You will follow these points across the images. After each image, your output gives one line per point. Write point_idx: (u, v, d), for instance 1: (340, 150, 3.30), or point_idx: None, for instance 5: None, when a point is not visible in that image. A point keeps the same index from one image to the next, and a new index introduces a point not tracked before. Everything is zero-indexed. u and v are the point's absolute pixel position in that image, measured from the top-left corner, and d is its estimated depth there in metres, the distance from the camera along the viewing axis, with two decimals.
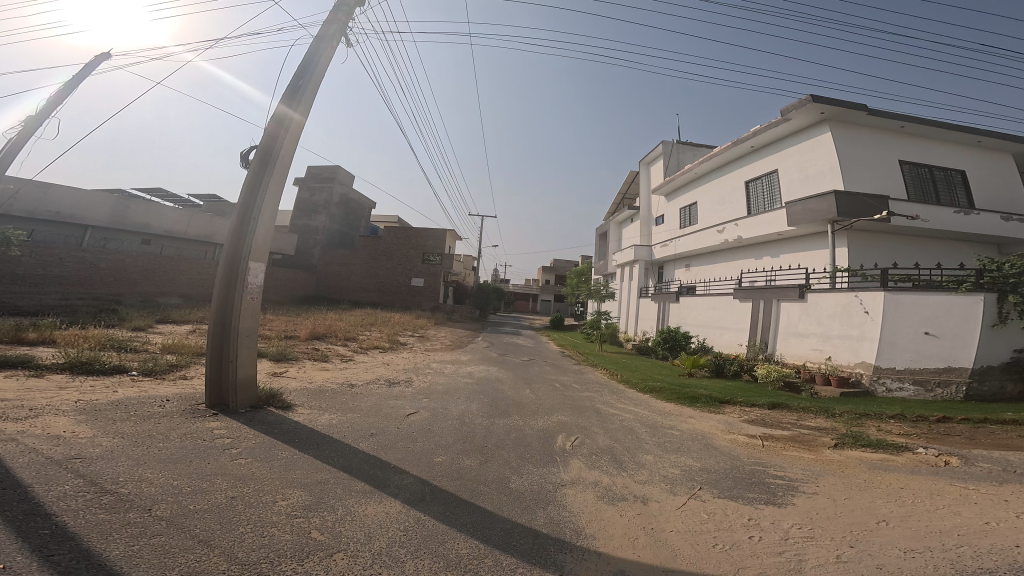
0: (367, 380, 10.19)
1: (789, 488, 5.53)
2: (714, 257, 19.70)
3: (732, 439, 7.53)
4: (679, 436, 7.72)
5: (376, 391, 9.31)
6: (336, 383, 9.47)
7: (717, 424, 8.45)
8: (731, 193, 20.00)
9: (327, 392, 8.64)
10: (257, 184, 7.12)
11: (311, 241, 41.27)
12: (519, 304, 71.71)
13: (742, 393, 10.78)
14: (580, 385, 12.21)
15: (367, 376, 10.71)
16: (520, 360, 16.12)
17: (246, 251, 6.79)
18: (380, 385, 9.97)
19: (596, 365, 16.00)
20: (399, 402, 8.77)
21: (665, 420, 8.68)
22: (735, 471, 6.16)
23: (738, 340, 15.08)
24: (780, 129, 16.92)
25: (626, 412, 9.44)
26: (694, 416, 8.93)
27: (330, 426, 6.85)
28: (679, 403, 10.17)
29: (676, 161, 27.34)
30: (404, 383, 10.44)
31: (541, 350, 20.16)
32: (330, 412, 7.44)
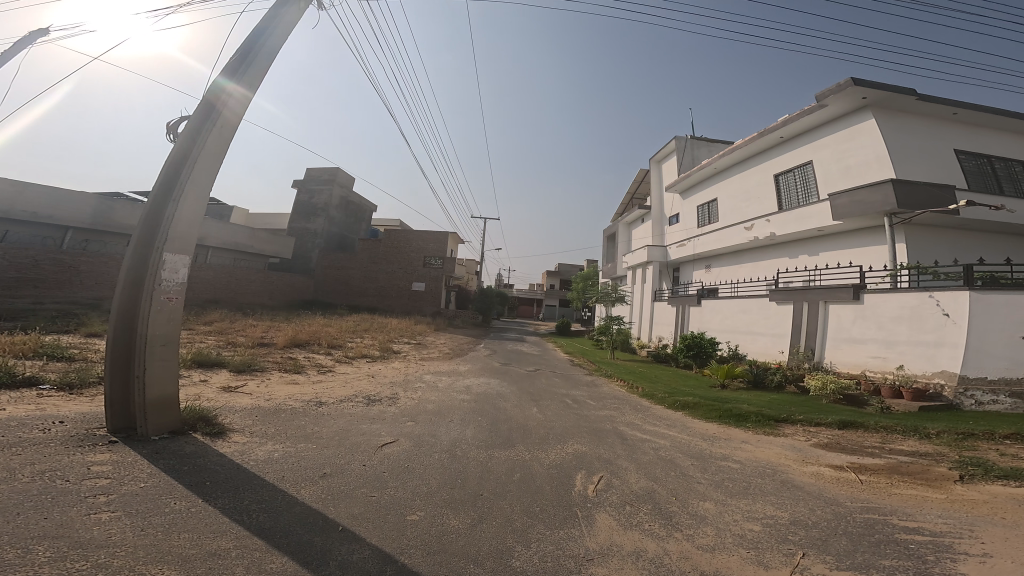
0: (342, 396, 8.46)
1: (942, 550, 3.72)
2: (740, 257, 17.87)
3: (814, 474, 5.69)
4: (739, 472, 5.87)
5: (349, 411, 7.56)
6: (301, 400, 7.76)
7: (784, 451, 6.62)
8: (757, 187, 18.24)
9: (284, 412, 6.93)
10: (182, 155, 5.50)
11: (309, 245, 39.92)
12: (524, 310, 69.80)
13: (796, 410, 8.92)
14: (596, 401, 10.35)
15: (343, 390, 8.96)
16: (526, 370, 14.29)
17: (161, 239, 5.13)
18: (357, 402, 8.24)
19: (612, 376, 14.13)
20: (376, 426, 7.03)
21: (713, 447, 6.84)
22: (843, 525, 4.34)
23: (775, 347, 13.17)
24: (814, 117, 15.18)
25: (660, 436, 7.62)
26: (749, 441, 7.09)
27: (271, 461, 5.13)
28: (724, 423, 8.33)
29: (691, 157, 25.53)
30: (386, 399, 8.71)
31: (548, 358, 18.30)
32: (276, 441, 5.71)
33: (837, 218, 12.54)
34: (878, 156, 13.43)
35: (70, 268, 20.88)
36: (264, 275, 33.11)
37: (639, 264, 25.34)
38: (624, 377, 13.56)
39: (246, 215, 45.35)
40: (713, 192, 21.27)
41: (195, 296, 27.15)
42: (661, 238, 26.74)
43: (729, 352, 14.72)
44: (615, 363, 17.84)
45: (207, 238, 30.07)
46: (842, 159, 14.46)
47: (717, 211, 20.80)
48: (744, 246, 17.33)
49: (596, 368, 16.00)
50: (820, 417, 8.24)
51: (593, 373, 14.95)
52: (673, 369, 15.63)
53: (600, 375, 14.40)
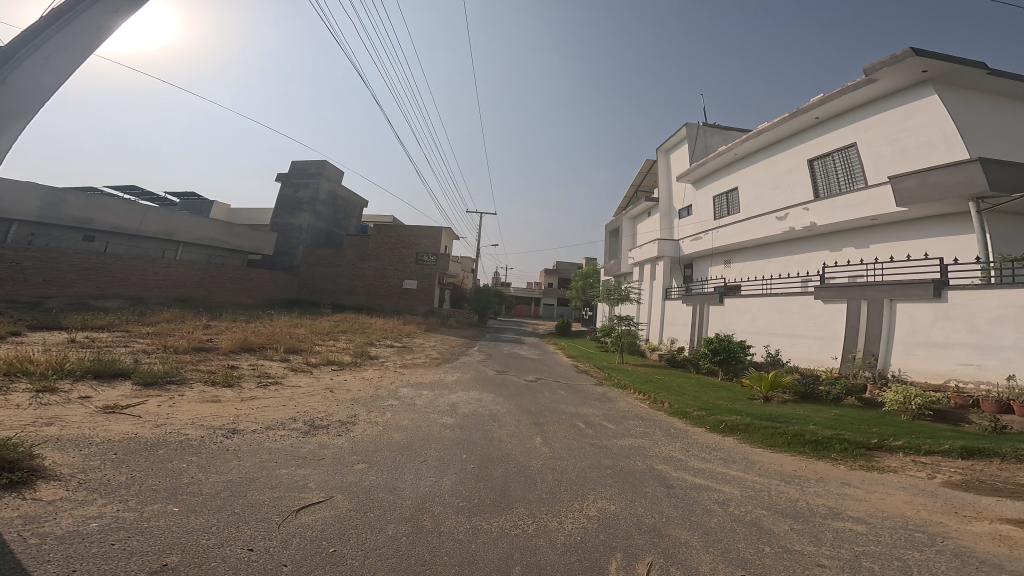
0: (274, 420, 6.27)
1: None
2: (767, 250, 15.78)
3: (999, 539, 3.57)
4: (872, 540, 3.73)
5: (274, 444, 5.40)
6: (207, 428, 5.64)
7: (915, 498, 4.53)
8: (786, 174, 16.18)
9: (165, 448, 4.85)
10: None
11: (292, 240, 37.46)
12: (521, 309, 67.43)
13: (881, 432, 6.82)
14: (616, 424, 8.17)
15: (282, 410, 6.78)
16: (526, 380, 12.07)
17: None
18: (295, 428, 6.07)
19: (626, 386, 11.96)
20: (305, 471, 4.86)
21: (806, 496, 4.73)
22: None
23: (825, 352, 11.02)
24: (859, 94, 13.18)
25: (719, 478, 5.47)
26: (853, 483, 5.01)
27: (75, 538, 3.07)
28: (798, 455, 6.22)
29: (703, 145, 23.29)
30: (337, 424, 6.50)
31: (551, 363, 16.04)
32: (112, 498, 3.69)
33: (901, 205, 10.50)
34: (944, 135, 11.42)
35: (11, 263, 18.41)
36: (242, 271, 30.82)
37: (646, 260, 23.12)
38: (641, 388, 11.36)
39: (227, 210, 42.93)
40: (731, 181, 19.21)
41: (161, 294, 24.87)
42: (670, 232, 24.57)
43: (766, 357, 12.41)
44: (626, 368, 15.60)
45: (176, 233, 27.59)
46: (895, 141, 12.46)
47: (736, 201, 18.71)
48: (773, 240, 15.27)
49: (607, 376, 13.80)
50: (930, 443, 6.12)
51: (603, 382, 12.74)
52: (696, 377, 13.40)
53: (611, 386, 12.18)
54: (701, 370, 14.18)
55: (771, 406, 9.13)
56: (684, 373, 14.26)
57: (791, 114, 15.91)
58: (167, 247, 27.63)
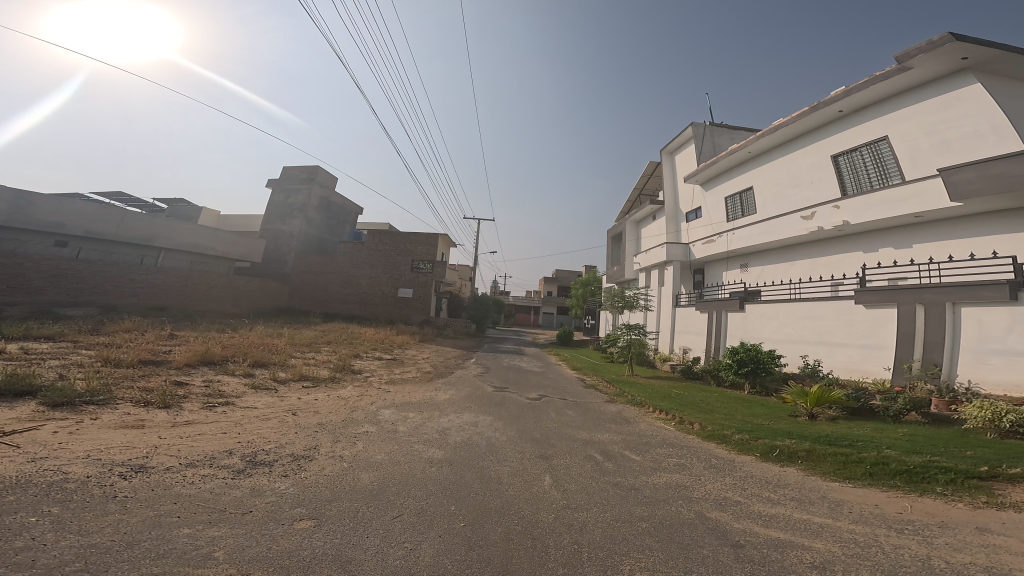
0: (203, 453, 4.92)
1: None
2: (790, 253, 14.56)
3: None
4: None
5: (185, 490, 4.05)
6: (103, 465, 4.30)
7: None
8: (807, 172, 15.03)
9: (19, 495, 3.48)
10: None
11: (283, 247, 36.11)
12: (520, 318, 65.88)
13: (973, 457, 5.55)
14: (642, 454, 6.70)
15: (219, 440, 5.41)
16: (529, 398, 10.56)
17: None
18: (227, 465, 4.71)
19: (642, 403, 10.50)
20: (217, 532, 3.51)
21: (939, 553, 3.52)
22: None
23: (873, 363, 9.61)
24: (889, 84, 12.06)
25: (801, 531, 4.08)
26: (994, 529, 3.82)
27: None
28: (890, 486, 5.00)
29: (711, 145, 22.05)
30: (288, 459, 5.10)
31: (555, 377, 14.54)
32: None
33: (955, 200, 9.32)
34: (992, 125, 10.28)
35: None
36: (228, 279, 29.39)
37: (653, 265, 21.72)
38: (661, 406, 9.90)
39: (217, 217, 41.68)
40: (743, 181, 18.05)
41: (138, 302, 23.38)
42: (676, 237, 23.17)
43: (806, 370, 10.82)
44: (636, 381, 14.12)
45: (156, 239, 26.24)
46: (936, 132, 11.29)
47: (751, 201, 17.53)
48: (798, 241, 14.01)
49: (618, 390, 12.35)
50: None
51: (615, 398, 11.27)
52: (721, 391, 11.87)
53: (625, 403, 10.71)
54: (725, 383, 12.61)
55: (819, 425, 7.77)
56: (704, 386, 12.74)
57: (811, 108, 14.79)
58: (147, 254, 26.25)
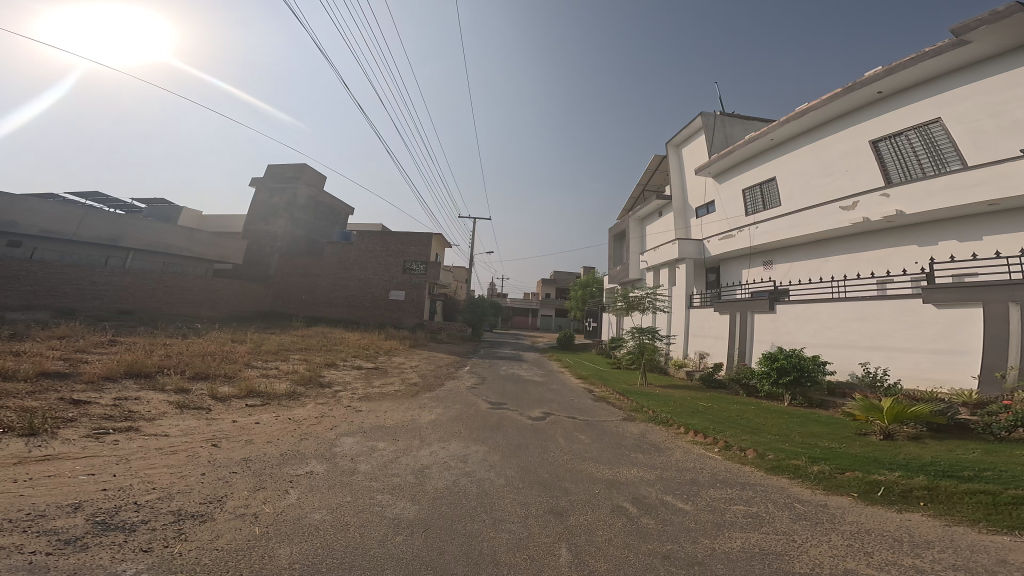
0: (27, 509, 3.29)
1: None
2: (826, 247, 12.97)
3: None
4: None
5: None
6: None
7: None
8: (841, 159, 13.44)
9: None
10: None
11: (267, 248, 34.17)
12: (518, 321, 63.95)
13: None
14: (692, 501, 4.95)
15: (71, 490, 3.71)
16: (533, 419, 8.74)
17: None
18: (55, 530, 3.07)
19: (668, 422, 8.68)
20: None
21: None
22: None
23: (951, 371, 8.01)
24: (942, 61, 10.53)
25: None
26: None
27: None
28: None
29: (722, 136, 20.12)
30: (169, 522, 3.44)
31: (560, 389, 12.71)
32: None
33: None
34: None
35: None
36: (205, 281, 27.42)
37: (661, 264, 19.93)
38: (694, 425, 8.12)
39: (198, 217, 39.70)
40: (763, 172, 16.44)
41: (101, 306, 21.40)
42: (685, 233, 21.42)
43: (867, 380, 9.07)
44: (652, 392, 12.35)
45: (123, 237, 24.29)
46: (1002, 113, 9.76)
47: (774, 193, 15.88)
48: (835, 233, 12.37)
49: (635, 405, 10.56)
50: None
51: (633, 415, 9.44)
52: (759, 404, 10.09)
53: (647, 421, 8.93)
54: (762, 394, 10.84)
55: (904, 450, 6.16)
56: (735, 397, 10.97)
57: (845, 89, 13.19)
58: (114, 255, 24.30)
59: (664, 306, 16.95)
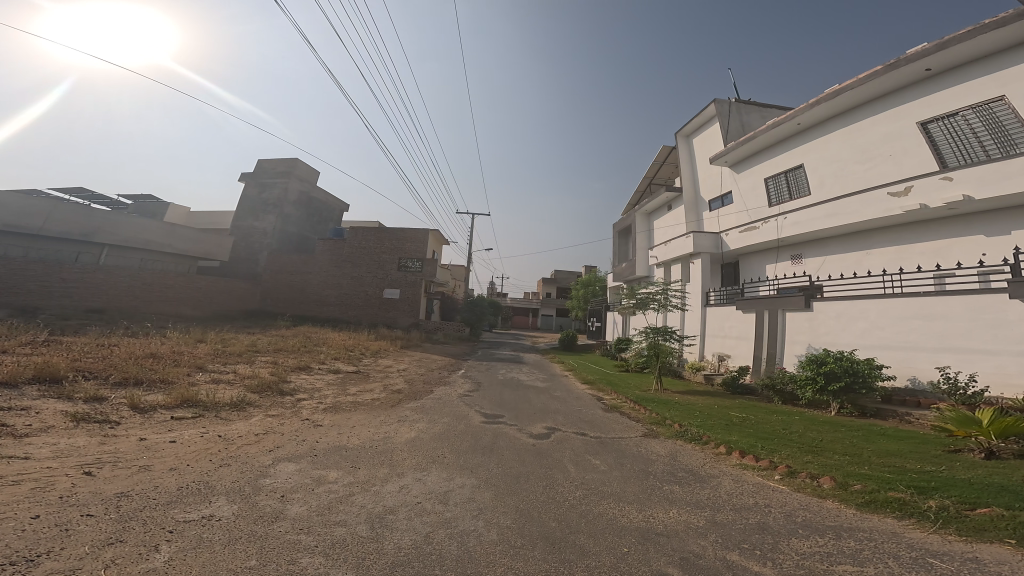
0: None
1: None
2: (866, 238, 11.54)
3: None
4: None
5: None
6: None
7: None
8: (881, 141, 11.92)
9: None
10: None
11: (255, 244, 32.63)
12: (518, 321, 62.40)
13: None
14: (762, 559, 3.44)
15: None
16: (535, 438, 7.20)
17: None
18: None
19: (700, 438, 7.20)
20: None
21: None
22: None
23: None
24: (1008, 32, 9.08)
25: None
26: None
27: None
28: None
29: (738, 124, 18.57)
30: None
31: (566, 396, 11.19)
32: None
33: None
34: None
35: None
36: (188, 278, 25.91)
37: (673, 259, 18.32)
38: (736, 443, 6.65)
39: (185, 213, 38.23)
40: (787, 160, 14.86)
41: (70, 304, 19.90)
42: (697, 227, 19.88)
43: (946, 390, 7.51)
44: (670, 399, 10.82)
45: (95, 233, 22.99)
46: None
47: (801, 182, 14.35)
48: (880, 222, 10.88)
49: (654, 415, 9.00)
50: None
51: (654, 431, 7.86)
52: (802, 413, 8.62)
53: (674, 438, 7.38)
54: (802, 403, 9.37)
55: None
56: (771, 406, 9.48)
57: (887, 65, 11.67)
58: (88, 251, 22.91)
59: (679, 302, 15.26)
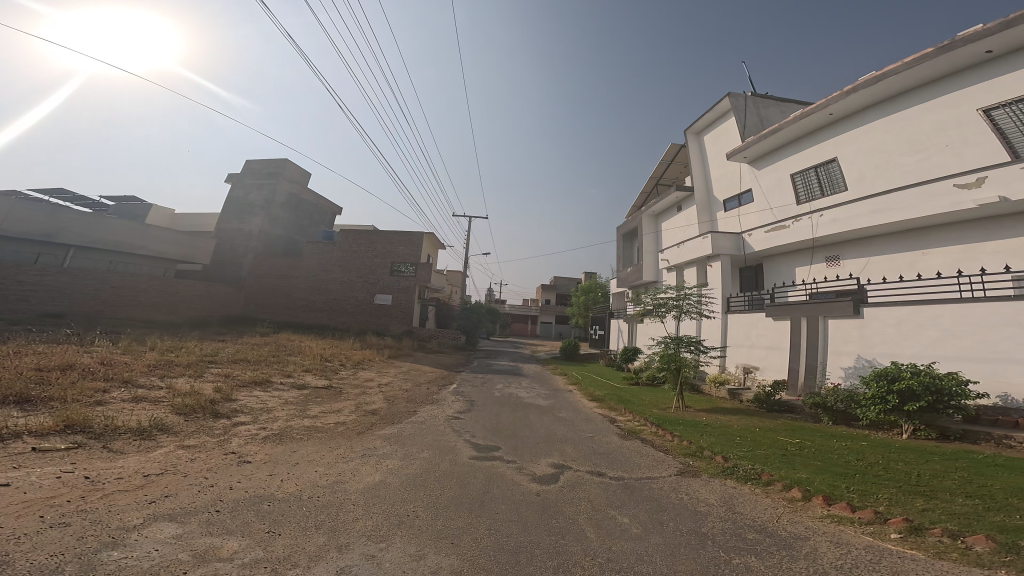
0: None
1: None
2: (923, 237, 10.17)
3: None
4: None
5: None
6: None
7: None
8: (932, 128, 10.55)
9: None
10: None
11: (239, 246, 30.67)
12: (517, 328, 60.63)
13: None
14: None
15: None
16: (540, 486, 5.52)
17: None
18: None
19: (760, 475, 5.54)
20: None
21: None
22: None
23: None
24: None
25: None
26: None
27: None
28: None
29: (756, 118, 17.19)
30: None
31: (574, 417, 9.51)
32: None
33: None
34: None
35: None
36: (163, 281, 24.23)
37: (687, 262, 16.81)
38: (813, 485, 5.01)
39: (170, 214, 36.58)
40: (816, 154, 13.43)
41: (25, 309, 18.16)
42: (710, 227, 18.42)
43: None
44: (699, 420, 9.11)
45: (59, 233, 21.38)
46: None
47: (835, 175, 12.87)
48: (945, 218, 9.54)
49: (686, 443, 7.25)
50: None
51: (692, 467, 6.13)
52: (870, 438, 7.02)
53: (722, 477, 5.66)
54: (863, 425, 7.81)
55: None
56: (826, 428, 7.85)
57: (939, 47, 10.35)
58: (49, 252, 21.27)
59: (709, 309, 13.55)
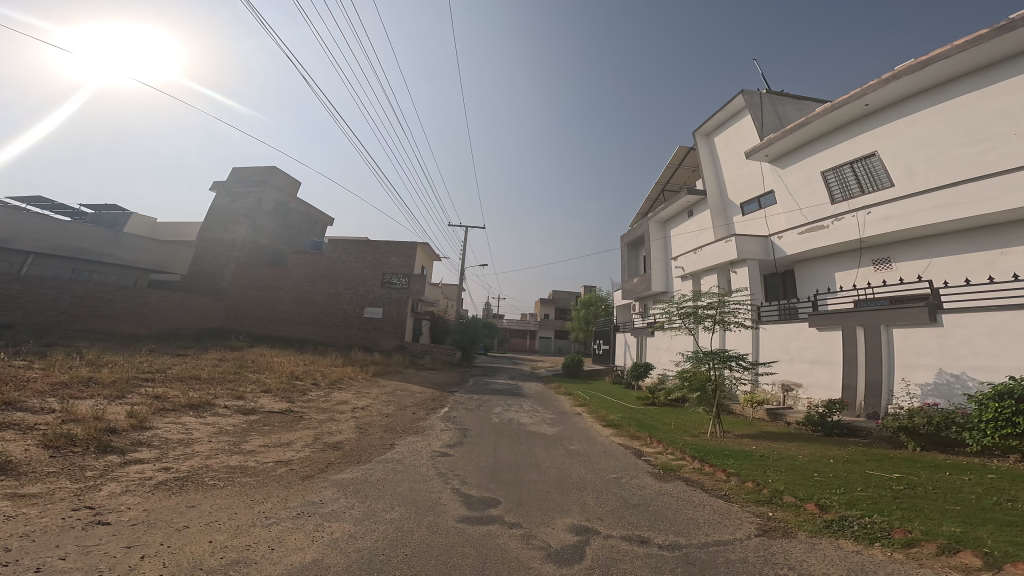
0: None
1: None
2: (995, 234, 8.88)
3: None
4: None
5: None
6: None
7: None
8: (994, 113, 9.24)
9: None
10: None
11: (220, 256, 28.87)
12: (515, 343, 58.50)
13: None
14: None
15: None
16: (559, 571, 3.65)
17: None
18: None
19: (892, 533, 3.84)
20: None
21: None
22: None
23: None
24: None
25: None
26: None
27: None
28: None
29: (774, 116, 15.98)
30: None
31: (591, 450, 7.71)
32: None
33: None
34: None
35: None
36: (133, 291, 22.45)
37: (705, 270, 15.34)
38: (988, 548, 3.37)
39: (151, 224, 34.94)
40: (851, 148, 12.07)
41: None
42: (727, 232, 17.05)
43: None
44: (750, 450, 7.23)
45: (16, 237, 19.65)
46: None
47: (876, 169, 11.51)
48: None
49: (751, 486, 5.41)
50: None
51: (778, 523, 4.33)
52: (992, 471, 5.39)
53: (831, 538, 3.93)
54: (968, 454, 6.18)
55: None
56: (922, 458, 6.16)
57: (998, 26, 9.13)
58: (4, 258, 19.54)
59: (748, 319, 11.60)
